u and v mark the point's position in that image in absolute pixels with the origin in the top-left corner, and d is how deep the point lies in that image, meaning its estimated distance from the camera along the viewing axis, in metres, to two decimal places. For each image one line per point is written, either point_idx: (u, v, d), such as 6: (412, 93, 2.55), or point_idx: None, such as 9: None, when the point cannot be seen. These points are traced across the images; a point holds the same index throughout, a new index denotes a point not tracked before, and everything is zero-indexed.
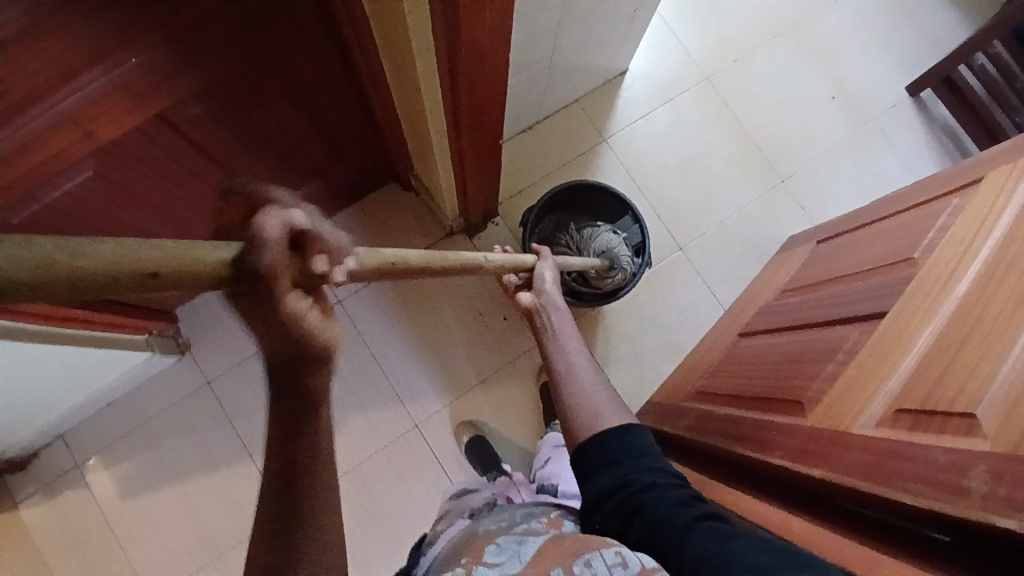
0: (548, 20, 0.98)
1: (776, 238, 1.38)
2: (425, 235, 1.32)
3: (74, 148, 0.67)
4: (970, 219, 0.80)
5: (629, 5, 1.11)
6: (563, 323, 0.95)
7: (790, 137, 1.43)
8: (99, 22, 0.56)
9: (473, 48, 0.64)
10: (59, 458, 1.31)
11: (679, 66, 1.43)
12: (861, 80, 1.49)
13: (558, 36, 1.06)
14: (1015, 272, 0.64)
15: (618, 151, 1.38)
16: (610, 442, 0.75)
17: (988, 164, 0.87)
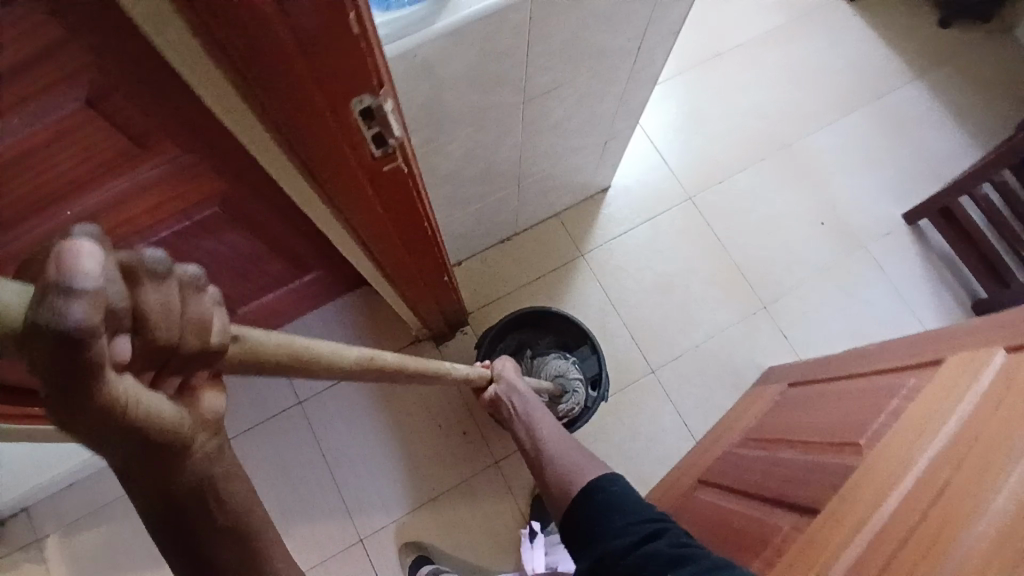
0: (507, 155, 0.98)
1: (755, 367, 1.32)
2: (393, 342, 1.32)
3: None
4: (928, 400, 0.71)
5: (599, 137, 1.12)
6: (530, 403, 0.96)
7: (774, 260, 1.39)
8: (24, 190, 0.59)
9: (375, 226, 0.62)
10: (20, 533, 1.32)
11: (663, 184, 1.43)
12: (853, 204, 1.45)
13: (524, 165, 1.07)
14: (948, 496, 0.57)
15: (595, 267, 1.37)
16: (585, 503, 0.77)
17: (948, 338, 0.82)
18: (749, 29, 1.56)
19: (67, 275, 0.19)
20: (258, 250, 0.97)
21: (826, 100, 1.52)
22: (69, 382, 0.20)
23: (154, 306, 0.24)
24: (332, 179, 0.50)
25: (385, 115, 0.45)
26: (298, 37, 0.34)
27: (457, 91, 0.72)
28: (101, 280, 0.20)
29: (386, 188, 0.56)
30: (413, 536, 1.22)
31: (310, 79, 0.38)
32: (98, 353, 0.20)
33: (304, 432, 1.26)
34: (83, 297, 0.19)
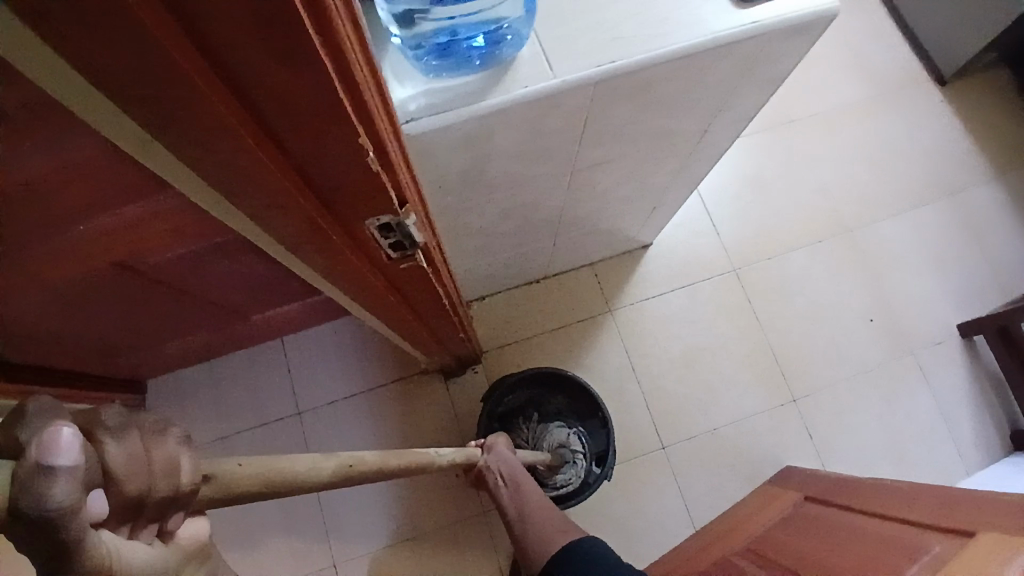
0: (547, 213, 0.94)
1: (772, 462, 1.25)
2: (403, 369, 1.29)
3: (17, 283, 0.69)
4: None
5: (647, 203, 1.07)
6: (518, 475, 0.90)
7: (812, 352, 1.31)
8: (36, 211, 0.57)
9: (388, 304, 0.59)
10: None
11: (709, 250, 1.36)
12: (907, 306, 1.36)
13: (565, 222, 1.02)
14: None
15: (622, 326, 1.31)
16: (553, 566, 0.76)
17: (987, 515, 0.75)
18: (827, 99, 1.47)
19: (42, 459, 0.16)
20: (278, 270, 0.94)
21: (897, 189, 1.42)
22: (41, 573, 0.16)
23: (118, 462, 0.20)
24: (345, 275, 0.46)
25: (408, 227, 0.41)
26: (307, 176, 0.31)
27: (501, 160, 0.68)
28: (83, 454, 0.16)
29: (403, 280, 0.52)
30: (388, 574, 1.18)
31: (315, 210, 0.34)
32: (85, 527, 0.17)
33: (299, 443, 1.24)
34: (63, 477, 0.16)
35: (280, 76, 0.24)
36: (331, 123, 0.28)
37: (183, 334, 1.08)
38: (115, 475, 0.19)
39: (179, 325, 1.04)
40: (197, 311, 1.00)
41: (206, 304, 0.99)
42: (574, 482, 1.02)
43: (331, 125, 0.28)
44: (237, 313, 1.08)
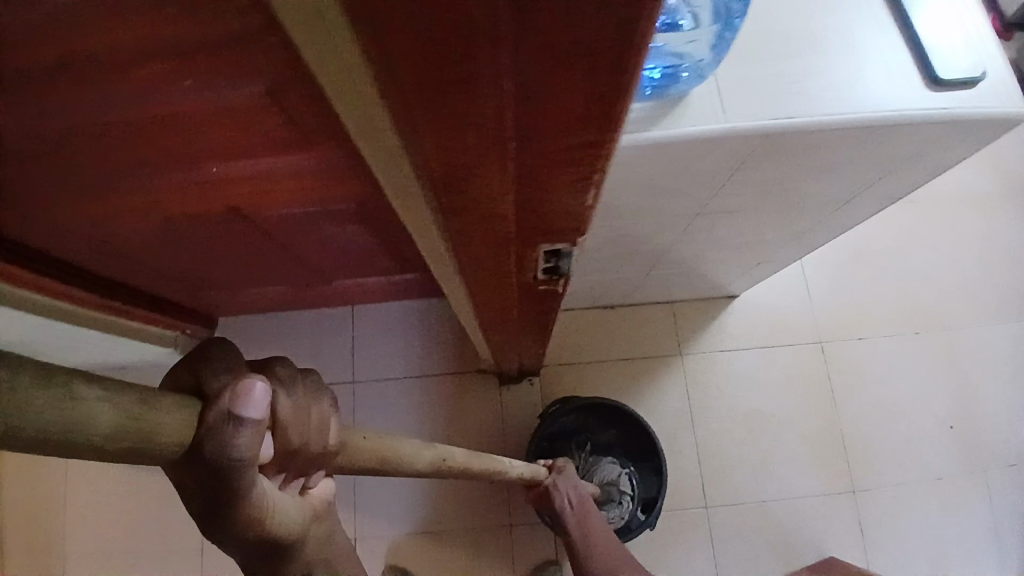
0: (649, 246, 0.91)
1: (815, 550, 1.18)
2: (459, 363, 1.29)
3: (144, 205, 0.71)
4: None
5: (748, 256, 1.02)
6: (585, 496, 0.90)
7: (883, 447, 1.23)
8: (181, 146, 0.59)
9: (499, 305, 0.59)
10: None
11: (794, 316, 1.29)
12: (995, 423, 1.26)
13: (662, 258, 0.99)
14: None
15: (688, 372, 1.26)
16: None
17: None
18: (951, 188, 1.38)
19: (235, 408, 0.22)
20: (370, 243, 0.95)
21: (1010, 298, 1.32)
22: (219, 498, 0.22)
23: (285, 412, 0.25)
24: (488, 279, 0.48)
25: (568, 255, 0.43)
26: (512, 184, 0.31)
27: (633, 192, 0.66)
28: (265, 410, 0.22)
29: (531, 292, 0.54)
30: (401, 561, 1.18)
31: (499, 212, 0.35)
32: (252, 468, 0.22)
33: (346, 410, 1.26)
34: (247, 427, 0.21)
35: (570, 127, 0.26)
36: (569, 144, 0.28)
37: (263, 282, 1.10)
38: (283, 422, 0.25)
39: (264, 274, 1.06)
40: (284, 264, 1.01)
41: (295, 260, 1.00)
42: (624, 520, 1.00)
43: (567, 146, 0.28)
44: (321, 275, 1.09)
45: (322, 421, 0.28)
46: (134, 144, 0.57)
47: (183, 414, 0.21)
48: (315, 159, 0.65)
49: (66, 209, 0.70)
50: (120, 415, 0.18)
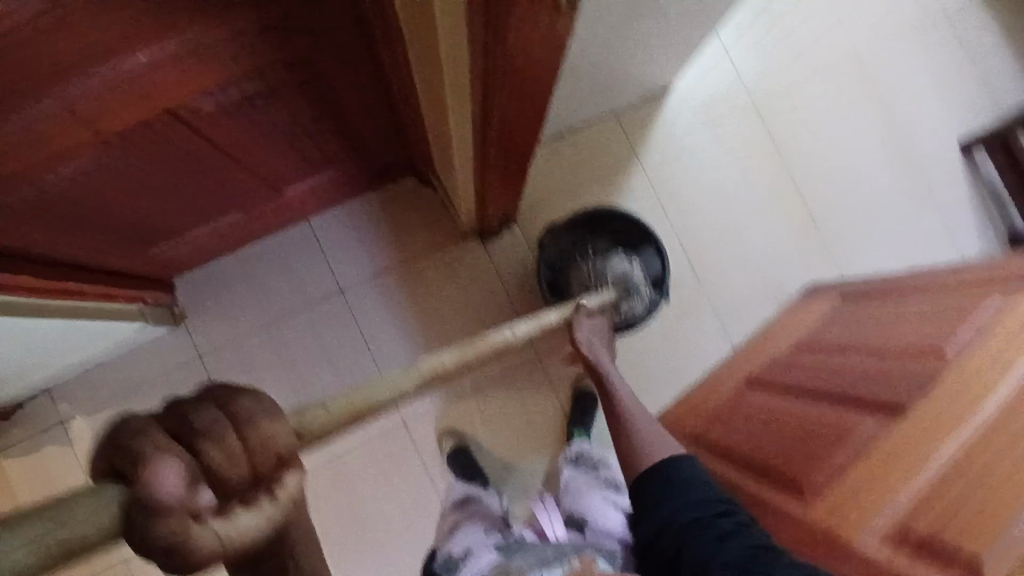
0: (601, 43, 0.89)
1: (799, 282, 1.32)
2: (438, 235, 1.28)
3: (74, 136, 0.64)
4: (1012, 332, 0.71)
5: (682, 28, 1.03)
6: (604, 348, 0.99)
7: (831, 179, 1.36)
8: (104, 31, 0.51)
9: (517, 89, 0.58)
10: (42, 413, 1.22)
11: (728, 87, 1.35)
12: (918, 127, 1.38)
13: (607, 54, 0.99)
14: None
15: (650, 170, 1.32)
16: (653, 477, 0.81)
17: None
18: None
19: (152, 488, 0.29)
20: (317, 116, 0.90)
21: (909, 9, 1.39)
22: (170, 549, 0.29)
23: (214, 458, 0.30)
24: (516, 46, 0.47)
25: None
26: None
27: None
28: (170, 485, 0.29)
29: (546, 60, 0.56)
30: (453, 425, 1.26)
31: None
32: (184, 534, 0.29)
33: (346, 319, 1.27)
34: (168, 503, 0.29)
35: None
36: None
37: (214, 211, 1.03)
38: (212, 470, 0.30)
39: (212, 200, 0.98)
40: (231, 177, 0.94)
41: (242, 168, 0.93)
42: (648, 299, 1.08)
43: None
44: (270, 184, 1.04)
45: (275, 439, 0.32)
46: (55, 45, 0.50)
47: (106, 508, 0.28)
48: (250, 14, 0.59)
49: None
50: (43, 544, 0.27)
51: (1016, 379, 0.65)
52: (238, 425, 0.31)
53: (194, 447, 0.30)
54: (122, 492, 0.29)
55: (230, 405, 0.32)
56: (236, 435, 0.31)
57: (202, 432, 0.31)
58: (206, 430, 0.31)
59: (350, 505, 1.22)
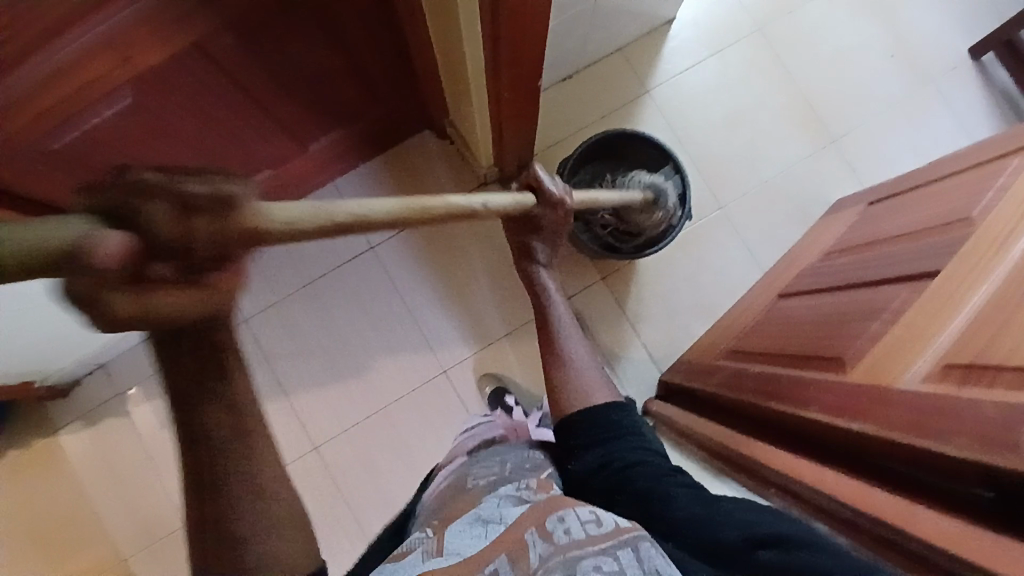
0: None
1: (822, 200, 1.31)
2: (459, 184, 1.31)
3: (114, 70, 0.68)
4: None
5: None
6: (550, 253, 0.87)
7: (844, 95, 1.35)
8: None
9: None
10: (100, 389, 1.25)
11: (731, 15, 1.36)
12: (928, 35, 1.37)
13: None
14: None
15: (660, 103, 1.33)
16: (585, 418, 0.72)
17: None
18: None
19: (110, 251, 0.27)
20: (333, 58, 0.94)
21: None
22: (98, 295, 0.29)
23: (172, 228, 0.30)
24: None
25: None
26: None
27: None
28: (126, 254, 0.28)
29: None
30: (491, 369, 1.28)
31: None
32: (113, 290, 0.29)
33: (379, 273, 1.30)
34: (118, 265, 0.28)
35: None
36: None
37: (245, 168, 1.08)
38: (162, 241, 0.30)
39: (240, 154, 1.03)
40: (256, 126, 0.99)
41: (264, 116, 0.98)
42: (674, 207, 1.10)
43: None
44: (294, 137, 1.09)
45: (230, 223, 0.32)
46: None
47: (56, 243, 0.26)
48: None
49: (40, 106, 0.66)
50: None
51: None
52: (207, 203, 0.31)
53: (155, 203, 0.29)
54: (67, 241, 0.26)
55: (181, 182, 0.30)
56: (197, 210, 0.31)
57: (173, 196, 0.30)
58: (175, 187, 0.30)
59: (396, 451, 1.25)
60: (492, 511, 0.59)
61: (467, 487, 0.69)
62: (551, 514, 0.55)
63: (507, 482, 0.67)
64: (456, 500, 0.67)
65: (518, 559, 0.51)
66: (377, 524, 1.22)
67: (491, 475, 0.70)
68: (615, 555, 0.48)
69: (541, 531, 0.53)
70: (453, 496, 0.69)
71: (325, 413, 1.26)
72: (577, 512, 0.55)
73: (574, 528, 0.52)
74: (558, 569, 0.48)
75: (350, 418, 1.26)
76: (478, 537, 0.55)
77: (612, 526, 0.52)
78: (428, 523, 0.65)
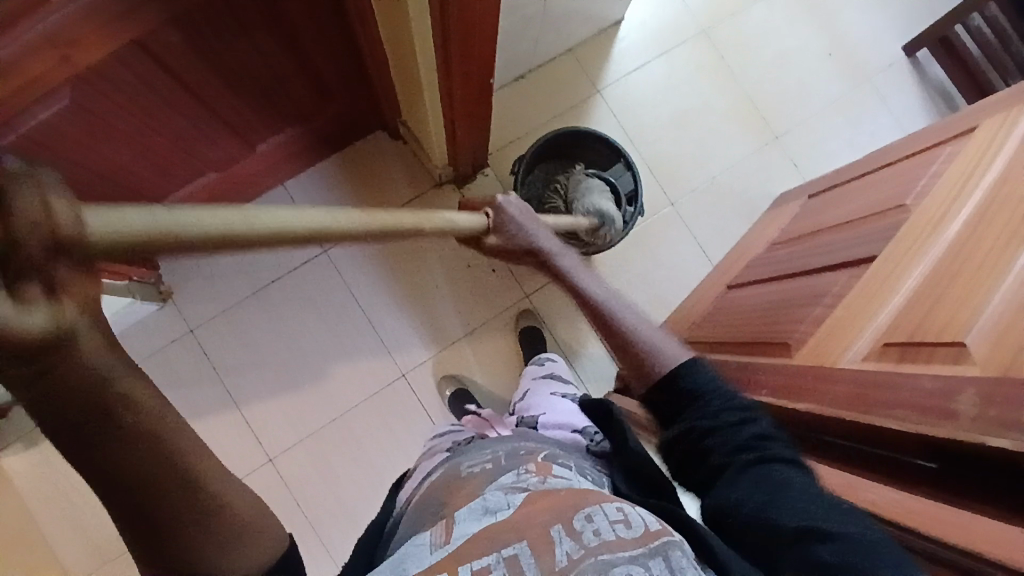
0: None
1: (767, 194, 1.36)
2: (413, 185, 1.30)
3: (52, 74, 0.65)
4: (962, 167, 0.75)
5: None
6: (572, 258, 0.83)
7: (786, 93, 1.41)
8: None
9: None
10: None
11: (677, 17, 1.40)
12: (860, 36, 1.44)
13: None
14: (1004, 218, 0.61)
15: (611, 102, 1.36)
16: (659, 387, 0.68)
17: (976, 116, 0.84)
18: None
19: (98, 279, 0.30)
20: (284, 56, 0.92)
21: None
22: None
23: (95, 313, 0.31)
24: None
25: None
26: None
27: None
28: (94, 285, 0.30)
29: None
30: (451, 370, 1.27)
31: None
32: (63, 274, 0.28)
33: (334, 279, 1.27)
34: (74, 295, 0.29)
35: None
36: None
37: (191, 170, 1.04)
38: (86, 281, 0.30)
39: (185, 156, 0.99)
40: (203, 126, 0.95)
41: (211, 115, 0.95)
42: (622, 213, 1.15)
43: None
44: (244, 139, 1.06)
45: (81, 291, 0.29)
46: None
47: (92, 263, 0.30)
48: None
49: None
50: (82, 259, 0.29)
51: (972, 206, 0.67)
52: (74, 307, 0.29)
53: None
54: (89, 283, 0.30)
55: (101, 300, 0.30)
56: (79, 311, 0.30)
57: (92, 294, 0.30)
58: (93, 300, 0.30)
59: (356, 457, 1.23)
60: (500, 500, 0.56)
61: (463, 475, 0.65)
62: (577, 511, 0.53)
63: (506, 469, 0.64)
64: (454, 489, 0.63)
65: (543, 552, 0.50)
66: (337, 535, 1.19)
67: (487, 462, 0.67)
68: (645, 565, 0.49)
69: (568, 527, 0.52)
70: (448, 488, 0.64)
71: (281, 424, 1.22)
72: (604, 510, 0.54)
73: (603, 529, 0.51)
74: (589, 571, 0.48)
75: (307, 427, 1.23)
76: (485, 522, 0.53)
77: (640, 530, 0.52)
78: (428, 522, 0.59)
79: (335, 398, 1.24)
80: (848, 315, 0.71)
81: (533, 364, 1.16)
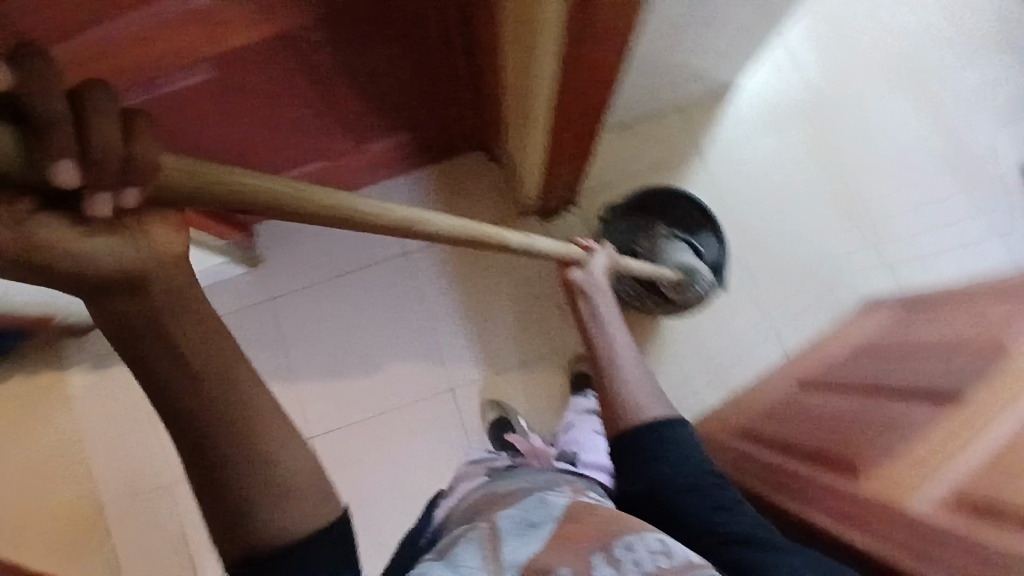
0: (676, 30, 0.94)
1: (856, 294, 1.30)
2: (500, 208, 1.33)
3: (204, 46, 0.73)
4: None
5: (752, 27, 1.07)
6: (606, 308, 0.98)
7: (896, 194, 1.34)
8: None
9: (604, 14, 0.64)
10: None
11: (796, 96, 1.37)
12: (990, 151, 1.35)
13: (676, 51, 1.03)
14: None
15: (712, 167, 1.34)
16: (634, 435, 0.82)
17: None
18: None
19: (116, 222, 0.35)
20: (409, 70, 0.98)
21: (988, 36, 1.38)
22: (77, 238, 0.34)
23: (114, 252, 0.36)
24: None
25: None
26: None
27: None
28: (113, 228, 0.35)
29: None
30: (496, 396, 1.28)
31: None
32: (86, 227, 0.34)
33: (407, 282, 1.32)
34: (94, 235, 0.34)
35: None
36: None
37: (303, 155, 1.11)
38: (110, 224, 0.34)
39: (300, 142, 1.06)
40: (322, 120, 1.02)
41: (332, 112, 1.01)
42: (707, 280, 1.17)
43: None
44: (357, 137, 1.13)
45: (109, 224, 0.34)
46: None
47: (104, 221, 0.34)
48: None
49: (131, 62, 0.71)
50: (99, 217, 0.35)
51: None
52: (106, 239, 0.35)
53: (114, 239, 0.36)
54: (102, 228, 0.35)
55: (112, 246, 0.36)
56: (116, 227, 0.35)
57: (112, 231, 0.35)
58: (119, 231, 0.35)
59: (388, 456, 1.26)
60: (540, 514, 0.60)
61: (502, 494, 0.69)
62: (618, 538, 0.56)
63: (544, 489, 0.68)
64: (493, 504, 0.66)
65: None
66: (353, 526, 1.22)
67: (525, 483, 0.71)
68: None
69: (609, 556, 0.54)
70: (487, 504, 0.67)
71: (327, 407, 1.27)
72: (645, 539, 0.56)
73: (644, 559, 0.54)
74: None
75: (350, 417, 1.27)
76: (531, 543, 0.57)
77: (682, 560, 0.54)
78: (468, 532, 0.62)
79: (380, 395, 1.28)
80: (922, 455, 0.67)
81: (582, 394, 1.16)
